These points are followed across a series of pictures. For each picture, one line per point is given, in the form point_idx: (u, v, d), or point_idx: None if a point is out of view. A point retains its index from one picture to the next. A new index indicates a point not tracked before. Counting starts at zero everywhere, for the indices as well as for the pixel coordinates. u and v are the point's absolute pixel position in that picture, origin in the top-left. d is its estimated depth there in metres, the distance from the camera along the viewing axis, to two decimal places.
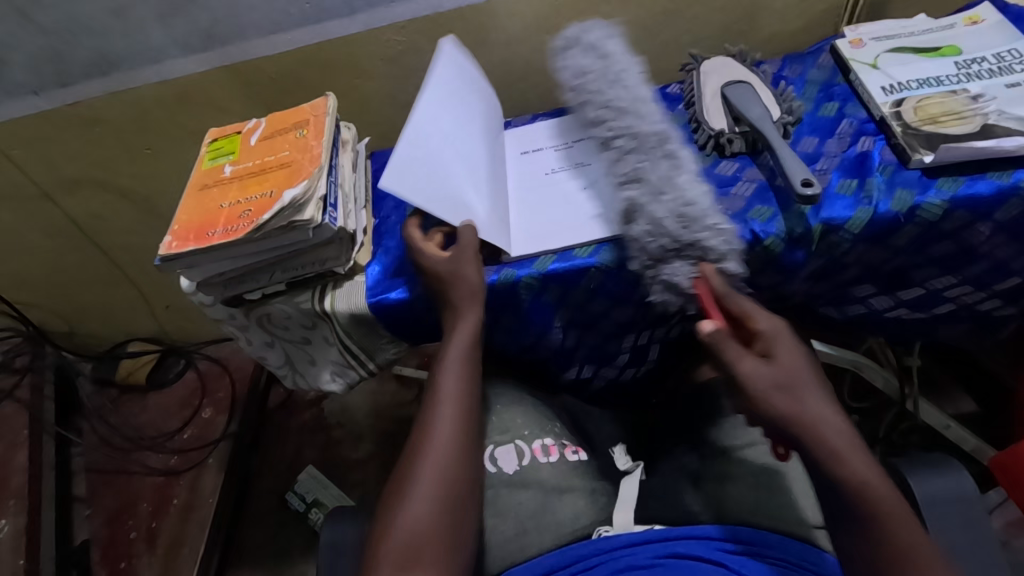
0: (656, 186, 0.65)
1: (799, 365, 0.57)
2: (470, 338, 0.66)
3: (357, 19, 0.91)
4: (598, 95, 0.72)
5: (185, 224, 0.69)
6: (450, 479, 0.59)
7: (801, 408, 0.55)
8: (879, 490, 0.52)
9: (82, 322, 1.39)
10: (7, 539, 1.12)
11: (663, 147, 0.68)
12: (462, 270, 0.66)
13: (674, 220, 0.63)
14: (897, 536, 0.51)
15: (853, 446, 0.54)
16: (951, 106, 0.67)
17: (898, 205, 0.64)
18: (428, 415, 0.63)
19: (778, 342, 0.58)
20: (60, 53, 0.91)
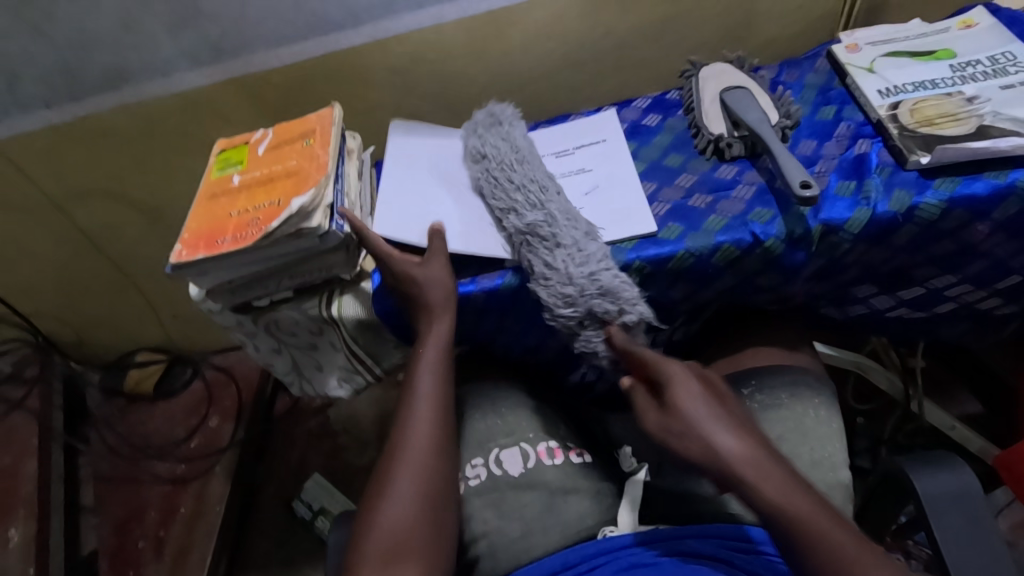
0: (545, 273, 0.68)
1: (690, 407, 0.57)
2: (439, 340, 0.68)
3: (361, 31, 0.93)
4: (490, 187, 0.74)
5: (194, 232, 0.71)
6: (430, 478, 0.62)
7: (699, 448, 0.55)
8: (789, 510, 0.52)
9: (90, 332, 1.41)
10: (17, 548, 1.12)
11: (551, 225, 0.69)
12: (430, 273, 0.68)
13: (583, 297, 0.66)
14: (822, 548, 0.50)
15: (763, 469, 0.54)
16: (947, 108, 0.69)
17: (896, 205, 0.65)
18: (403, 417, 0.66)
19: (676, 381, 0.59)
20: (71, 67, 0.93)
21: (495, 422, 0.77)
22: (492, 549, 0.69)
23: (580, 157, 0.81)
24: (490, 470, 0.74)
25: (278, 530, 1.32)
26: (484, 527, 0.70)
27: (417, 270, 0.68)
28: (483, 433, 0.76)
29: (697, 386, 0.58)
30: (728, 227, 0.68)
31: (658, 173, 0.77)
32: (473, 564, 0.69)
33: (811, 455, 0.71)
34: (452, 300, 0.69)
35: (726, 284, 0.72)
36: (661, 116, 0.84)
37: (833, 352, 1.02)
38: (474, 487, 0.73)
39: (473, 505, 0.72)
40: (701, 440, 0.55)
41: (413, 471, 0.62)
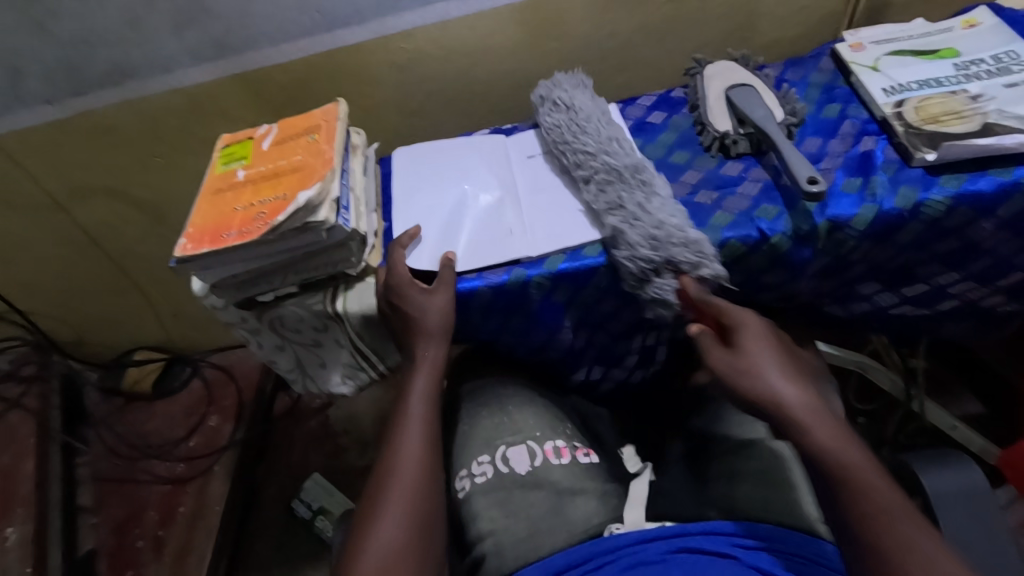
0: (632, 212, 0.68)
1: (759, 352, 0.59)
2: (432, 369, 0.70)
3: (366, 28, 0.93)
4: (574, 137, 0.76)
5: (199, 227, 0.70)
6: (421, 499, 0.62)
7: (764, 388, 0.58)
8: (846, 458, 0.53)
9: (89, 330, 1.40)
10: (14, 547, 1.11)
11: (638, 176, 0.71)
12: (429, 301, 0.69)
13: (648, 243, 0.66)
14: (870, 495, 0.51)
15: (823, 417, 0.56)
16: (951, 106, 0.69)
17: (902, 202, 0.65)
18: (393, 439, 0.66)
19: (744, 330, 0.61)
20: (74, 63, 0.93)
21: (502, 420, 0.78)
22: (498, 547, 0.68)
23: None
24: (496, 468, 0.74)
25: (278, 530, 1.31)
26: (491, 525, 0.70)
27: (423, 299, 0.69)
28: (489, 431, 0.78)
29: (765, 337, 0.61)
30: (734, 223, 0.68)
31: (663, 170, 0.77)
32: (478, 563, 0.68)
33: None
34: (447, 329, 0.70)
35: (732, 282, 0.72)
36: (666, 114, 0.84)
37: (835, 352, 1.03)
38: (481, 484, 0.74)
39: (479, 503, 0.72)
40: (767, 381, 0.58)
41: (404, 492, 0.62)
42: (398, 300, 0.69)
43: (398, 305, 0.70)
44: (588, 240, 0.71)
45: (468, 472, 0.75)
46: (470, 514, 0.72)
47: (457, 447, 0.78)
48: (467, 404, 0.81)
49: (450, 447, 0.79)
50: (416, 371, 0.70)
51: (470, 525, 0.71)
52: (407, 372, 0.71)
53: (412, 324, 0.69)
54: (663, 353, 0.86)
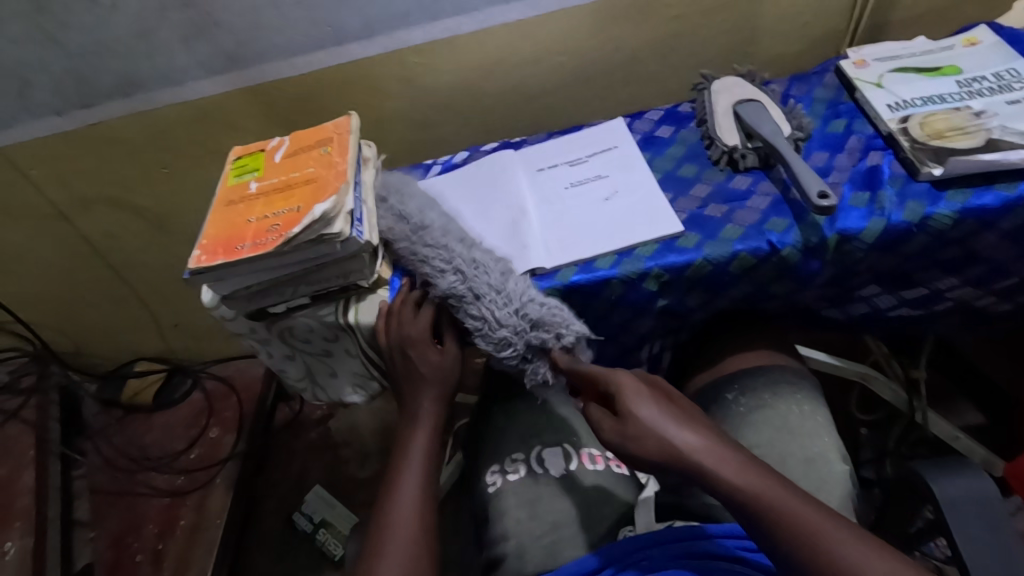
0: (483, 308, 0.68)
1: (642, 412, 0.56)
2: (432, 427, 0.69)
3: (376, 41, 0.93)
4: (455, 223, 0.75)
5: (212, 238, 0.70)
6: (421, 553, 0.58)
7: (656, 448, 0.54)
8: (750, 492, 0.50)
9: (89, 341, 1.39)
10: (13, 561, 1.10)
11: (489, 261, 0.71)
12: (434, 363, 0.70)
13: (516, 332, 0.67)
14: (788, 518, 0.48)
15: (719, 454, 0.52)
16: (955, 122, 0.70)
17: (910, 216, 0.66)
18: (390, 492, 0.63)
19: (628, 390, 0.58)
20: (84, 74, 0.93)
21: (539, 419, 0.79)
22: (520, 549, 0.68)
23: (594, 165, 0.83)
24: (530, 468, 0.75)
25: (278, 543, 1.30)
26: (517, 527, 0.70)
27: (436, 357, 0.70)
28: (525, 430, 0.79)
29: (646, 393, 0.57)
30: (745, 236, 0.69)
31: (673, 184, 0.78)
32: (497, 562, 0.69)
33: (802, 451, 0.71)
34: (451, 389, 0.71)
35: (742, 292, 0.73)
36: (673, 128, 0.86)
37: (839, 364, 1.03)
38: (513, 481, 0.74)
39: (508, 502, 0.73)
40: (657, 440, 0.54)
41: (404, 545, 0.58)
42: (411, 354, 0.70)
43: (410, 359, 0.70)
44: (600, 252, 0.71)
45: (500, 468, 0.77)
46: (498, 510, 0.73)
47: (491, 444, 0.79)
48: (501, 400, 0.83)
49: (485, 442, 0.80)
50: (414, 429, 0.68)
51: (496, 523, 0.72)
52: (405, 428, 0.69)
53: (422, 381, 0.70)
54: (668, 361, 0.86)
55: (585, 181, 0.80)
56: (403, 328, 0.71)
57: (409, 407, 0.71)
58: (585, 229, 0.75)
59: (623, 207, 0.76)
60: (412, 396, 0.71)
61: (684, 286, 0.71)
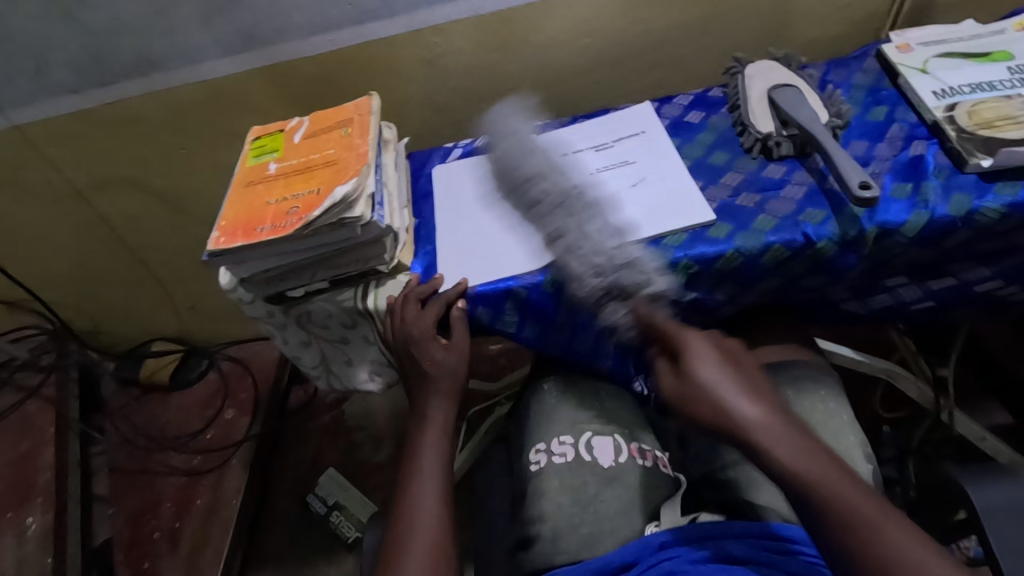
0: (584, 226, 0.69)
1: (706, 370, 0.57)
2: (442, 426, 0.68)
3: (398, 21, 0.91)
4: (517, 163, 0.77)
5: (231, 220, 0.69)
6: (441, 557, 0.57)
7: (718, 409, 0.55)
8: (805, 473, 0.50)
9: (106, 321, 1.40)
10: (34, 537, 1.11)
11: (574, 198, 0.71)
12: (442, 361, 0.69)
13: (598, 267, 0.66)
14: (841, 505, 0.49)
15: (779, 431, 0.53)
16: (1006, 111, 0.67)
17: (955, 209, 0.63)
18: (404, 498, 0.62)
19: (692, 351, 0.59)
20: (101, 52, 0.92)
21: (592, 405, 0.78)
22: (555, 535, 0.67)
23: (620, 151, 0.80)
24: (578, 452, 0.73)
25: (292, 525, 1.31)
26: (555, 511, 0.69)
27: (442, 355, 0.70)
28: (576, 414, 0.77)
29: (714, 356, 0.59)
30: (779, 228, 0.67)
31: (703, 171, 0.76)
32: (530, 542, 0.68)
33: (827, 451, 0.68)
34: (459, 387, 0.70)
35: (772, 285, 0.71)
36: (704, 114, 0.83)
37: (864, 360, 1.00)
38: (558, 464, 0.73)
39: (550, 486, 0.71)
40: (718, 403, 0.55)
41: (423, 551, 0.57)
42: (415, 352, 0.70)
43: (414, 357, 0.70)
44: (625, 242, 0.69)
45: (546, 448, 0.75)
46: (539, 490, 0.71)
47: (538, 423, 0.78)
48: (557, 379, 0.82)
49: (532, 420, 0.78)
50: (422, 432, 0.67)
51: (534, 503, 0.71)
52: (415, 430, 0.68)
53: (430, 382, 0.69)
54: None
55: (611, 167, 0.78)
56: (406, 325, 0.70)
57: (418, 409, 0.69)
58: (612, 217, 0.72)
59: (649, 196, 0.73)
60: (421, 396, 0.69)
61: (714, 278, 0.69)
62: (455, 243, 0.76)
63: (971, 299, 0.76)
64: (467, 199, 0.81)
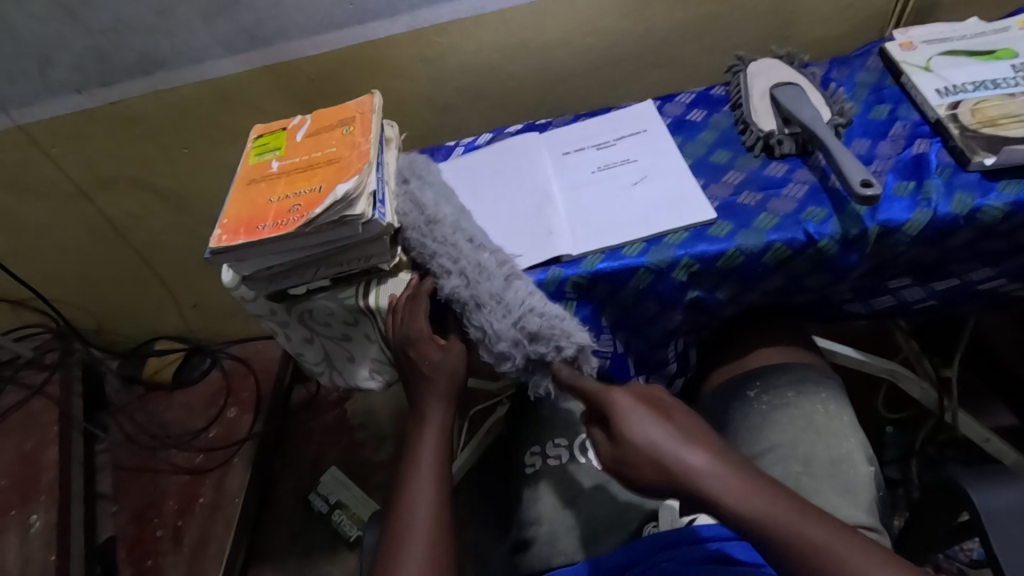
0: (489, 294, 0.65)
1: (643, 432, 0.55)
2: (440, 427, 0.67)
3: (399, 21, 0.91)
4: (413, 213, 0.73)
5: (234, 217, 0.70)
6: (438, 559, 0.57)
7: (659, 470, 0.53)
8: (762, 517, 0.50)
9: (110, 319, 1.40)
10: (38, 534, 1.12)
11: (473, 262, 0.67)
12: (442, 362, 0.69)
13: (516, 341, 0.63)
14: (797, 544, 0.48)
15: (723, 475, 0.52)
16: (1010, 109, 0.67)
17: (958, 208, 0.63)
18: (402, 499, 0.62)
19: (622, 412, 0.57)
20: (105, 52, 0.92)
21: (590, 405, 0.78)
22: (550, 536, 0.70)
23: (621, 149, 0.80)
24: (573, 455, 0.75)
25: (294, 524, 1.31)
26: (547, 513, 0.72)
27: (440, 355, 0.69)
28: (572, 416, 0.78)
29: (644, 410, 0.56)
30: (781, 226, 0.67)
31: (705, 169, 0.75)
32: (527, 544, 0.71)
33: (827, 452, 0.68)
34: (457, 387, 0.69)
35: (775, 284, 0.71)
36: (706, 112, 0.82)
37: (866, 360, 0.99)
38: (552, 467, 0.75)
39: (544, 488, 0.74)
40: (658, 463, 0.53)
41: (419, 553, 0.57)
42: (414, 352, 0.70)
43: (412, 359, 0.70)
44: (627, 240, 0.69)
45: (541, 451, 0.77)
46: (534, 494, 0.74)
47: (535, 425, 0.79)
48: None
49: (530, 422, 0.80)
50: (420, 433, 0.67)
51: (530, 506, 0.73)
52: (414, 430, 0.68)
53: (427, 382, 0.69)
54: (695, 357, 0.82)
55: (612, 165, 0.78)
56: (405, 324, 0.70)
57: (417, 409, 0.69)
58: (613, 215, 0.72)
59: (650, 194, 0.73)
60: (420, 396, 0.69)
61: (716, 277, 0.69)
62: None
63: (974, 299, 0.76)
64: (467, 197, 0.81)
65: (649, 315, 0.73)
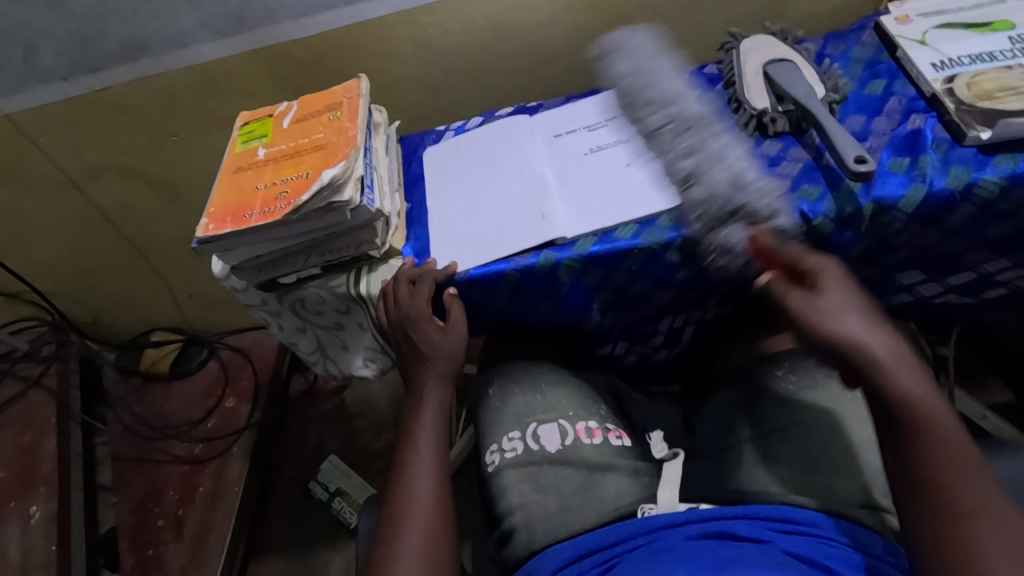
0: (705, 156, 0.66)
1: (835, 296, 0.58)
2: (438, 408, 0.68)
3: (387, 1, 0.89)
4: (629, 80, 0.77)
5: (220, 206, 0.69)
6: (439, 534, 0.58)
7: (842, 333, 0.56)
8: (925, 410, 0.53)
9: (106, 311, 1.40)
10: (39, 525, 1.13)
11: (701, 127, 0.69)
12: (437, 342, 0.69)
13: (726, 185, 0.63)
14: (935, 446, 0.51)
15: (903, 360, 0.55)
16: (1006, 82, 0.65)
17: (954, 182, 0.61)
18: (400, 480, 0.62)
19: (823, 274, 0.60)
20: (91, 38, 0.90)
21: (534, 398, 0.77)
22: (528, 521, 0.67)
23: (614, 130, 0.79)
24: (527, 444, 0.72)
25: (295, 511, 1.32)
26: (521, 500, 0.68)
27: (438, 337, 0.69)
28: (521, 408, 0.76)
29: (841, 282, 0.60)
30: None
31: None
32: (508, 535, 0.67)
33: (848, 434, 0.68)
34: (455, 368, 0.71)
35: None
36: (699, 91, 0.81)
37: None
38: (510, 459, 0.72)
39: (509, 478, 0.70)
40: (839, 325, 0.57)
41: (419, 530, 0.58)
42: (413, 334, 0.69)
43: (412, 338, 0.69)
44: (620, 221, 0.69)
45: (498, 447, 0.74)
46: (500, 487, 0.70)
47: (488, 424, 0.77)
48: (500, 380, 0.80)
49: (483, 421, 0.78)
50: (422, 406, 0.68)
51: (500, 499, 0.70)
52: (410, 412, 0.68)
53: (426, 363, 0.69)
54: (689, 334, 0.85)
55: (606, 147, 0.77)
56: (402, 307, 0.69)
57: (413, 389, 0.70)
58: (606, 195, 0.72)
59: (642, 175, 0.73)
60: (416, 377, 0.70)
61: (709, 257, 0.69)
62: (445, 229, 0.75)
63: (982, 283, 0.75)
64: (453, 183, 0.80)
65: (641, 292, 0.74)
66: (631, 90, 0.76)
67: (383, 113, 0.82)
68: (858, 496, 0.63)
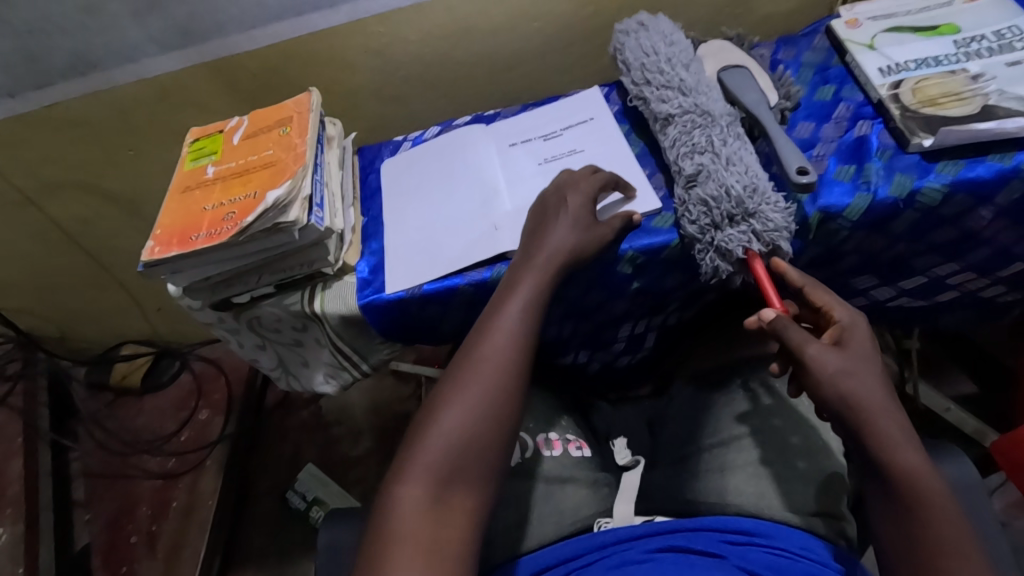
0: (723, 156, 0.65)
1: (859, 350, 0.55)
2: (547, 266, 0.62)
3: (339, 11, 0.88)
4: (646, 59, 0.74)
5: (167, 228, 0.68)
6: (495, 403, 0.55)
7: (856, 395, 0.53)
8: (928, 497, 0.50)
9: (72, 326, 1.38)
10: (5, 548, 1.11)
11: (721, 123, 0.68)
12: (566, 199, 0.65)
13: (744, 188, 0.62)
14: (936, 536, 0.49)
15: (910, 438, 0.52)
16: (950, 87, 0.66)
17: (897, 190, 0.62)
18: (482, 331, 0.59)
19: (849, 327, 0.57)
20: (35, 54, 0.88)
21: None
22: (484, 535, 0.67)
23: (570, 139, 0.79)
24: None
25: (271, 523, 1.31)
26: None
27: (580, 200, 0.65)
28: None
29: (867, 338, 0.56)
30: None
31: (649, 160, 0.75)
32: None
33: (803, 442, 0.69)
34: (587, 228, 0.64)
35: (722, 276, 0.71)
36: None
37: None
38: None
39: None
40: (856, 389, 0.53)
41: (475, 394, 0.55)
42: (564, 195, 0.66)
43: (564, 196, 0.66)
44: None
45: None
46: None
47: None
48: None
49: None
50: (491, 326, 0.59)
51: None
52: (517, 267, 0.63)
53: (556, 217, 0.64)
54: (652, 340, 0.85)
55: (561, 156, 0.77)
56: (570, 176, 0.68)
57: (535, 235, 0.64)
58: None
59: None
60: (541, 227, 0.64)
61: (661, 267, 0.70)
62: (400, 242, 0.75)
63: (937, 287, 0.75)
64: (409, 195, 0.80)
65: (596, 303, 0.74)
66: (655, 72, 0.73)
67: (340, 127, 0.82)
68: (811, 504, 0.64)
